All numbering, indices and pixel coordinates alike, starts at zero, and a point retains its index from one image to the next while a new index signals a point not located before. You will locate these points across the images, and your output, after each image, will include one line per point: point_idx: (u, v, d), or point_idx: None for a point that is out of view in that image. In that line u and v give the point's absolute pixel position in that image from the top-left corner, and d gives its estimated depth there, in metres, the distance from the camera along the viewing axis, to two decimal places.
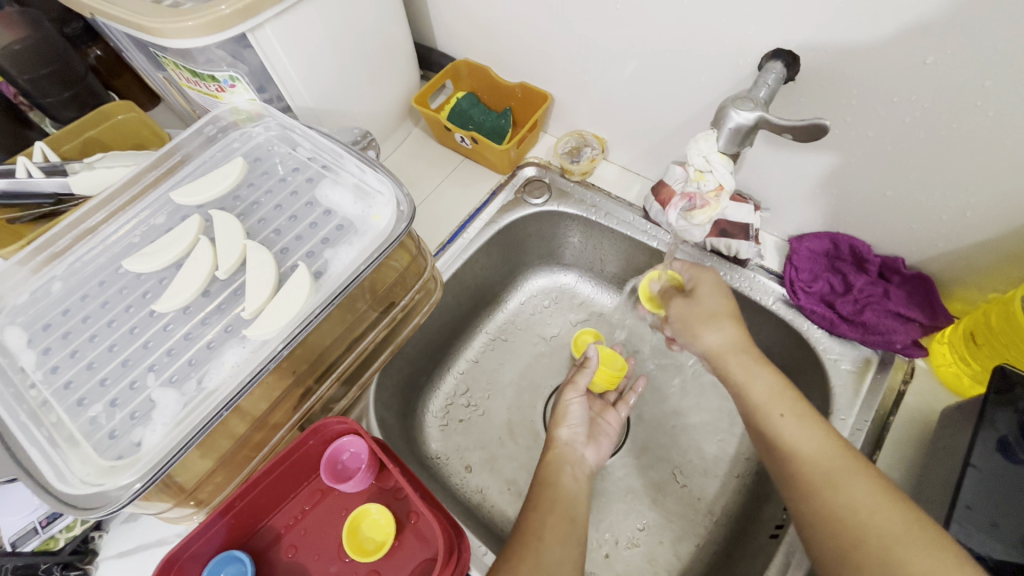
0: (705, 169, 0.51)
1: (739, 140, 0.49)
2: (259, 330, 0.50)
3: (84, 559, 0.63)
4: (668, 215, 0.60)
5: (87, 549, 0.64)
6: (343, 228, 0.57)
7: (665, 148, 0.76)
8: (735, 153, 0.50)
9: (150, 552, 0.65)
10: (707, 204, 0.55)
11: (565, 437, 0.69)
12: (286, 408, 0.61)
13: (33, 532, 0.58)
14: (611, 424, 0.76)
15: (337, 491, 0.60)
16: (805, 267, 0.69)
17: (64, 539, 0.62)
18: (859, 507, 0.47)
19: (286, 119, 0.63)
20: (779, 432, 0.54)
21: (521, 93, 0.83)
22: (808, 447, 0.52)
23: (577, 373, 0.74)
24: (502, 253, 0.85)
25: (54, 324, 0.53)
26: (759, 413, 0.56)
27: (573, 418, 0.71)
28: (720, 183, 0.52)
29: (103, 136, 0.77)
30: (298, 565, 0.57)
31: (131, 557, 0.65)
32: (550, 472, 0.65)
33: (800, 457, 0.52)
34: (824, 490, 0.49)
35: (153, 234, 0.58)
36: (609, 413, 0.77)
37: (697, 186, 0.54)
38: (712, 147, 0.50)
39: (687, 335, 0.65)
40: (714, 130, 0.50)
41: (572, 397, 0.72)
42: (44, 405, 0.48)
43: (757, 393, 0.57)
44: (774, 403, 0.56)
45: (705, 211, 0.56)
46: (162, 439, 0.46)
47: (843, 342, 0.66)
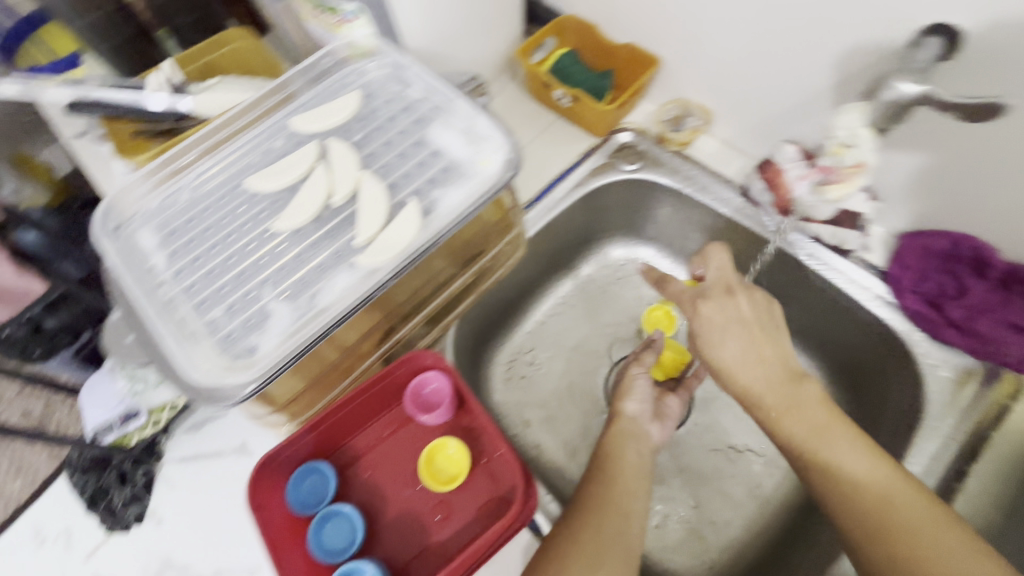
0: (848, 142, 0.57)
1: (893, 115, 0.48)
2: (370, 258, 0.52)
3: (151, 457, 0.71)
4: (799, 185, 0.65)
5: (154, 451, 0.71)
6: (450, 169, 0.58)
7: (777, 126, 0.72)
8: (881, 129, 0.53)
9: (206, 461, 0.71)
10: (843, 178, 0.61)
11: (631, 412, 0.67)
12: (374, 339, 0.64)
13: (110, 427, 0.70)
14: (672, 408, 0.72)
15: (415, 423, 0.62)
16: (914, 265, 0.64)
17: (136, 439, 0.71)
18: (913, 518, 0.49)
19: (402, 58, 0.64)
20: (836, 454, 0.53)
21: (627, 55, 0.80)
22: (858, 462, 0.52)
23: (642, 353, 0.74)
24: (585, 218, 0.85)
25: (180, 231, 0.57)
26: (817, 440, 0.54)
27: (638, 394, 0.69)
28: (861, 158, 0.57)
29: (222, 60, 0.80)
30: (374, 485, 0.60)
31: (190, 464, 0.71)
32: (613, 450, 0.62)
33: (858, 475, 0.52)
34: (892, 514, 0.49)
35: (270, 156, 0.60)
36: (670, 397, 0.73)
37: (835, 160, 0.59)
38: (860, 119, 0.53)
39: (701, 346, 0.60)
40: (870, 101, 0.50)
41: (638, 371, 0.72)
42: (170, 303, 0.53)
43: (808, 414, 0.55)
44: (821, 415, 0.55)
45: (839, 186, 0.61)
46: (276, 348, 0.49)
47: (944, 348, 0.63)
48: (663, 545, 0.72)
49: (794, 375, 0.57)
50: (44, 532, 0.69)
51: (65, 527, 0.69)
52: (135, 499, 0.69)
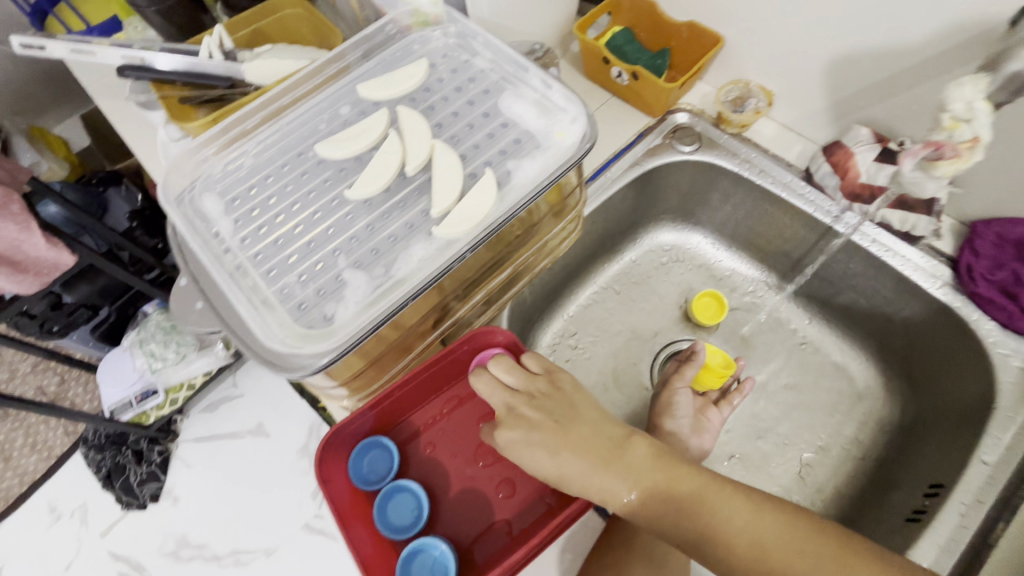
0: (965, 117, 0.52)
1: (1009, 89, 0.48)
2: (448, 228, 0.50)
3: (166, 437, 0.87)
4: (903, 161, 0.60)
5: (170, 429, 0.88)
6: (523, 142, 0.56)
7: (844, 108, 0.70)
8: (1000, 102, 0.51)
9: (221, 445, 0.86)
10: (958, 155, 0.55)
11: (672, 429, 0.67)
12: (436, 314, 0.63)
13: (129, 406, 0.89)
14: (714, 420, 0.71)
15: (476, 401, 0.61)
16: (986, 254, 0.63)
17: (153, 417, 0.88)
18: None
19: (469, 26, 0.62)
20: (721, 527, 0.49)
21: (687, 33, 0.78)
22: (737, 525, 0.49)
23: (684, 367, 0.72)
24: (635, 201, 0.83)
25: (245, 198, 0.55)
26: (705, 512, 0.49)
27: (680, 409, 0.68)
28: (978, 134, 0.52)
29: (269, 29, 0.78)
30: (434, 462, 0.59)
31: (206, 443, 0.87)
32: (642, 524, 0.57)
33: (740, 540, 0.48)
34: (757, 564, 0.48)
35: (336, 123, 0.58)
36: (711, 410, 0.72)
37: (948, 135, 0.54)
38: (978, 94, 0.51)
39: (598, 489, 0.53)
40: (986, 73, 0.50)
41: (678, 386, 0.71)
42: (240, 270, 0.51)
43: (691, 485, 0.50)
44: (766, 535, 0.48)
45: (955, 162, 0.55)
46: (354, 317, 0.48)
47: (1018, 338, 0.61)
48: None
49: (647, 452, 0.52)
50: (61, 510, 0.87)
51: (82, 505, 0.87)
52: (151, 478, 0.84)
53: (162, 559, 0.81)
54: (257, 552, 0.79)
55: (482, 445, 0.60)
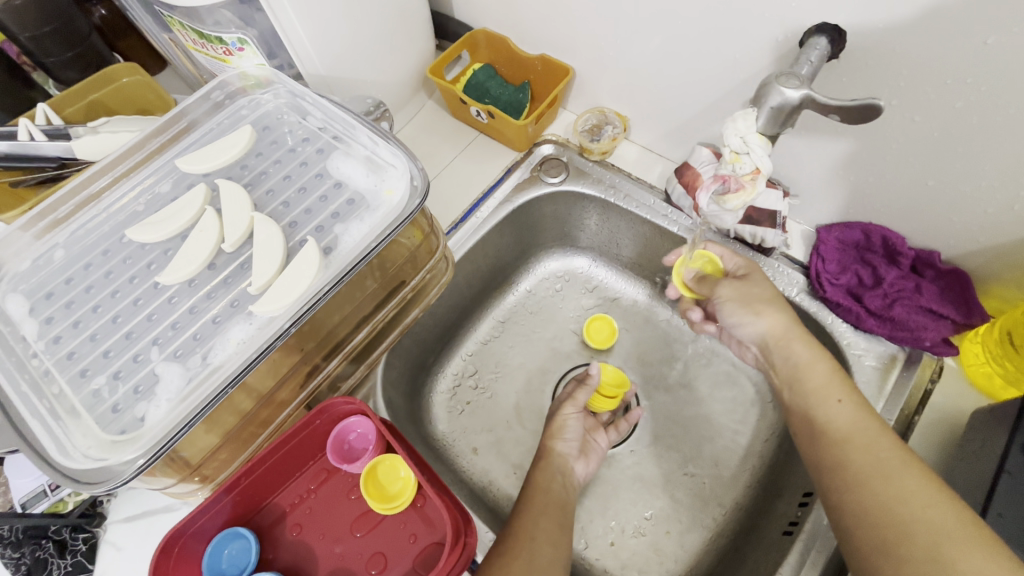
0: (742, 150, 0.51)
1: (780, 120, 0.48)
2: (266, 306, 0.48)
3: (92, 522, 0.64)
4: (699, 197, 0.62)
5: (96, 513, 0.65)
6: (354, 202, 0.55)
7: (691, 128, 0.72)
8: (773, 136, 0.50)
9: (155, 518, 0.66)
10: (742, 187, 0.56)
11: (561, 449, 0.69)
12: (293, 385, 0.60)
13: (43, 495, 0.63)
14: (601, 443, 0.74)
15: (343, 472, 0.59)
16: (832, 258, 0.66)
17: (72, 504, 0.64)
18: (907, 498, 0.47)
19: (296, 86, 0.61)
20: (828, 415, 0.55)
21: (541, 66, 0.79)
22: (863, 437, 0.52)
23: (577, 390, 0.74)
24: (515, 234, 0.83)
25: (57, 293, 0.52)
26: (814, 398, 0.57)
27: (569, 432, 0.70)
28: (756, 166, 0.52)
29: (108, 99, 0.74)
30: (303, 545, 0.56)
31: (137, 522, 0.65)
32: (544, 477, 0.65)
33: (870, 449, 0.51)
34: (874, 477, 0.49)
35: (157, 203, 0.56)
36: (600, 432, 0.75)
37: (733, 168, 0.54)
38: (750, 128, 0.50)
39: (741, 316, 0.64)
40: (753, 108, 0.49)
41: (570, 411, 0.72)
42: (46, 376, 0.47)
43: (816, 379, 0.57)
44: (828, 391, 0.56)
45: (739, 194, 0.57)
46: (167, 415, 0.45)
47: (868, 337, 0.64)
48: (620, 562, 0.71)
49: (559, 495, 0.63)
50: None
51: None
52: (79, 569, 0.63)
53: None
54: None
55: (354, 518, 0.57)
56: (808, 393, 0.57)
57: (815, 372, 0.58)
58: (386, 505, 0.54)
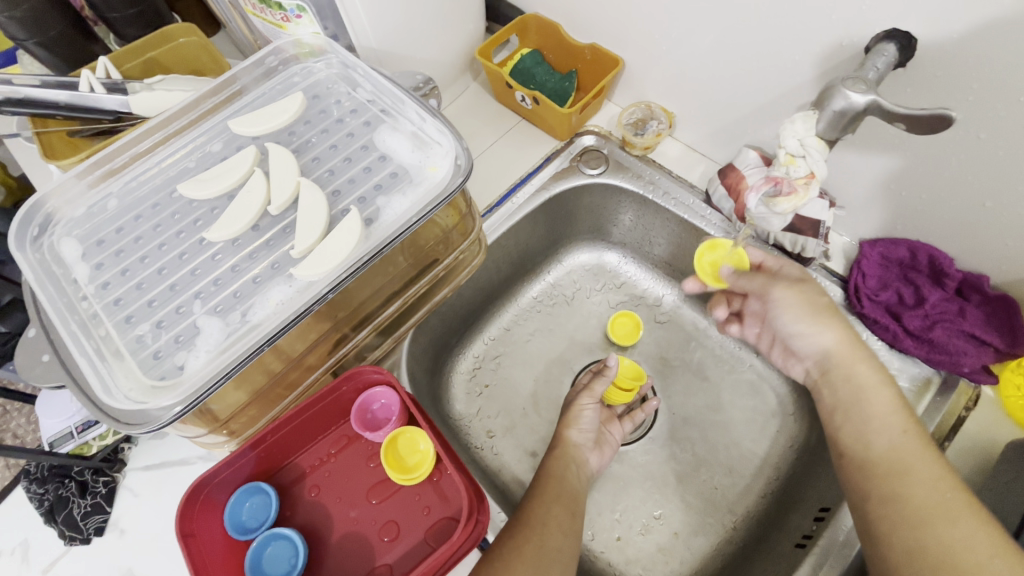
0: (798, 153, 0.51)
1: (840, 126, 0.48)
2: (307, 270, 0.49)
3: (113, 467, 0.67)
4: (749, 198, 0.61)
5: (116, 459, 0.68)
6: (397, 175, 0.55)
7: (738, 129, 0.71)
8: (831, 140, 0.49)
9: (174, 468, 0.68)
10: (795, 191, 0.56)
11: (575, 440, 0.69)
12: (322, 351, 0.61)
13: (68, 437, 0.66)
14: (615, 434, 0.74)
15: (364, 439, 0.60)
16: (873, 274, 0.64)
17: (96, 448, 0.66)
18: (970, 546, 0.46)
19: (349, 57, 0.61)
20: (887, 443, 0.54)
21: (590, 56, 0.78)
22: (923, 472, 0.51)
23: (594, 381, 0.73)
24: (549, 223, 0.83)
25: (108, 241, 0.54)
26: (875, 424, 0.55)
27: (585, 423, 0.70)
28: (812, 170, 0.53)
29: (164, 58, 0.76)
30: (320, 506, 0.58)
31: (156, 471, 0.68)
32: (558, 466, 0.65)
33: (930, 486, 0.50)
34: (934, 515, 0.48)
35: (208, 161, 0.57)
36: (614, 424, 0.75)
37: (785, 171, 0.54)
38: (809, 131, 0.50)
39: (807, 325, 0.61)
40: (815, 110, 0.48)
41: (586, 402, 0.71)
42: (94, 318, 0.49)
43: (878, 404, 0.56)
44: (892, 419, 0.55)
45: (791, 199, 0.57)
46: (205, 366, 0.46)
47: (902, 357, 0.63)
48: (625, 558, 0.71)
49: (571, 485, 0.63)
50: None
51: (24, 540, 0.65)
52: (97, 510, 0.65)
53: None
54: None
55: (371, 485, 0.58)
56: (867, 416, 0.56)
57: (875, 398, 0.56)
58: (404, 474, 0.56)
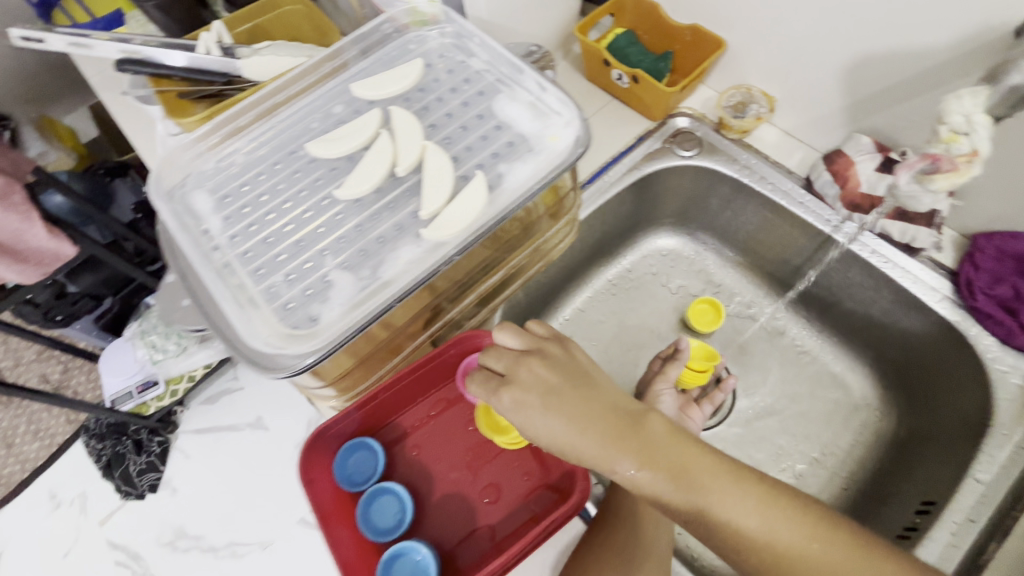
0: (963, 130, 0.50)
1: (1009, 104, 0.48)
2: (437, 231, 0.50)
3: (166, 427, 0.84)
4: (901, 174, 0.59)
5: (171, 420, 0.85)
6: (517, 144, 0.56)
7: (847, 115, 0.69)
8: (1001, 116, 0.48)
9: (218, 433, 0.82)
10: (956, 168, 0.53)
11: None
12: (426, 316, 0.62)
13: (128, 395, 0.88)
14: (695, 419, 0.72)
15: (464, 404, 0.61)
16: (986, 267, 0.63)
17: (153, 407, 0.86)
18: None
19: (466, 27, 0.62)
20: (723, 517, 0.44)
21: (690, 36, 0.77)
22: (784, 537, 0.43)
23: (667, 365, 0.73)
24: (634, 205, 0.82)
25: (237, 195, 0.55)
26: (699, 499, 0.44)
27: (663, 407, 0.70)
28: (977, 147, 0.50)
29: (269, 25, 0.78)
30: (421, 465, 0.59)
31: (204, 435, 0.83)
32: None
33: (802, 548, 0.43)
34: (794, 560, 0.43)
35: (329, 122, 0.58)
36: (694, 409, 0.72)
37: (946, 148, 0.52)
38: (977, 106, 0.49)
39: None
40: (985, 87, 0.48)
41: (663, 387, 0.72)
42: (228, 268, 0.51)
43: (784, 514, 0.43)
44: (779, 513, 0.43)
45: (950, 176, 0.53)
46: (339, 319, 0.48)
47: (1017, 355, 0.60)
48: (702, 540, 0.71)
49: None
50: (61, 497, 0.83)
51: (78, 493, 0.83)
52: (151, 468, 0.81)
53: (159, 549, 0.77)
54: (255, 544, 0.74)
55: (471, 449, 0.59)
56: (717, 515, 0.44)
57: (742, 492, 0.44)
58: (511, 440, 0.57)
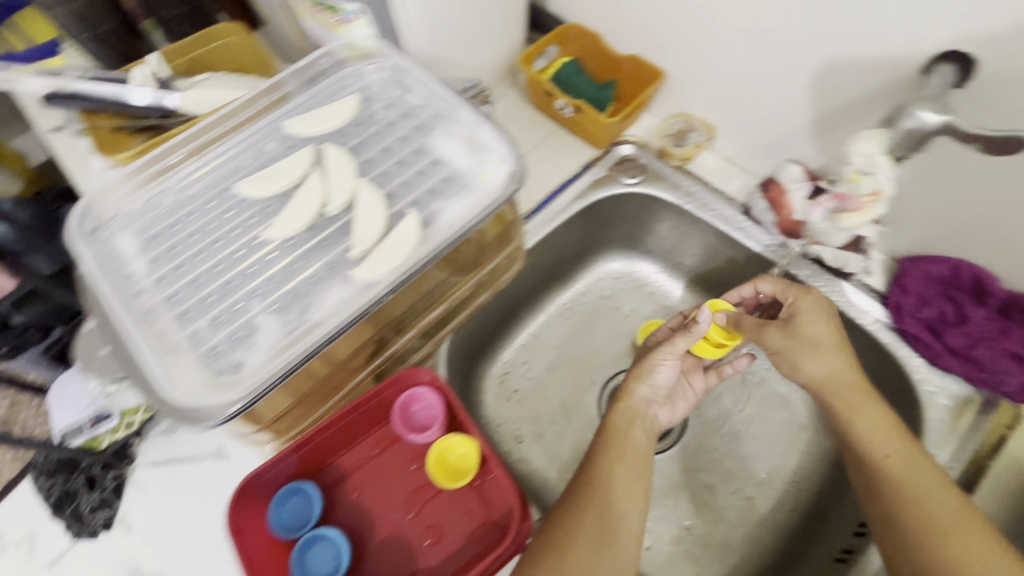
0: (866, 170, 0.55)
1: (910, 144, 0.50)
2: (366, 272, 0.49)
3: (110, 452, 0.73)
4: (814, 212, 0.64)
5: (126, 454, 0.65)
6: (451, 180, 0.56)
7: (780, 144, 0.72)
8: (899, 157, 0.53)
9: (181, 468, 0.65)
10: (861, 208, 0.59)
11: (644, 396, 0.68)
12: (366, 353, 0.61)
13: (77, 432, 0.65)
14: (695, 387, 0.74)
15: (405, 442, 0.60)
16: (914, 290, 0.64)
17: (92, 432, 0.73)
18: (952, 538, 0.51)
19: (403, 62, 0.62)
20: (867, 438, 0.59)
21: (631, 67, 0.79)
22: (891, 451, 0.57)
23: (677, 337, 0.67)
24: (583, 231, 0.83)
25: (164, 236, 0.54)
26: (850, 411, 0.60)
27: (660, 377, 0.68)
28: (877, 188, 0.56)
29: (210, 57, 0.76)
30: (362, 506, 0.58)
31: None
32: (620, 422, 0.64)
33: (922, 491, 0.54)
34: (935, 536, 0.52)
35: (261, 160, 0.58)
36: (694, 375, 0.74)
37: (852, 187, 0.58)
38: (877, 150, 0.53)
39: (667, 377, 0.69)
40: (885, 129, 0.51)
41: (665, 357, 0.68)
42: (151, 313, 0.50)
43: (864, 422, 0.59)
44: (880, 440, 0.58)
45: (856, 215, 0.59)
46: (264, 365, 0.47)
47: (943, 375, 0.63)
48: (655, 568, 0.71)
49: (635, 441, 0.62)
50: None
51: None
52: (104, 504, 0.63)
53: None
54: None
55: (414, 488, 0.59)
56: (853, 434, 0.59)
57: (860, 409, 0.60)
58: (448, 478, 0.56)
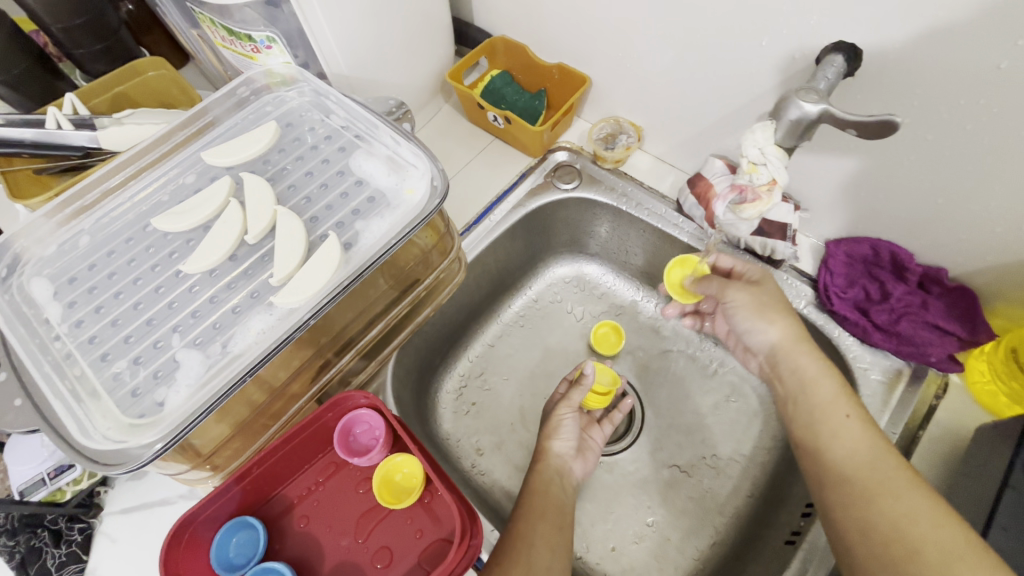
0: (759, 161, 0.54)
1: (797, 133, 0.51)
2: (286, 298, 0.49)
3: (88, 512, 0.62)
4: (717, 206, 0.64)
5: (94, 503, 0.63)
6: (375, 200, 0.56)
7: (704, 140, 0.73)
8: (790, 148, 0.53)
9: (157, 510, 0.63)
10: (759, 198, 0.58)
11: (557, 450, 0.69)
12: (304, 380, 0.61)
13: (41, 483, 0.60)
14: (596, 439, 0.74)
15: (351, 465, 0.59)
16: (840, 272, 0.67)
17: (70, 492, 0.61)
18: (891, 501, 0.50)
19: (321, 85, 0.62)
20: (823, 403, 0.58)
21: (558, 75, 0.80)
22: (844, 420, 0.56)
23: (572, 390, 0.72)
24: (527, 238, 0.84)
25: (80, 278, 0.53)
26: (807, 382, 0.60)
27: (567, 431, 0.70)
28: (773, 176, 0.55)
29: (133, 92, 0.75)
30: (310, 537, 0.57)
31: None
32: (541, 481, 0.65)
33: (864, 456, 0.54)
34: (876, 496, 0.51)
35: (181, 194, 0.57)
36: (594, 428, 0.74)
37: (750, 178, 0.57)
38: (768, 140, 0.53)
39: (570, 433, 0.70)
40: (772, 121, 0.52)
41: (565, 412, 0.71)
42: (68, 358, 0.48)
43: (822, 391, 0.59)
44: (836, 406, 0.58)
45: (755, 205, 0.59)
46: (185, 401, 0.46)
47: (873, 351, 0.65)
48: (621, 567, 0.71)
49: (557, 498, 0.63)
50: None
51: None
52: (72, 559, 0.60)
53: None
54: None
55: (361, 512, 0.58)
56: (811, 405, 0.59)
57: (813, 376, 0.60)
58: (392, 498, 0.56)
